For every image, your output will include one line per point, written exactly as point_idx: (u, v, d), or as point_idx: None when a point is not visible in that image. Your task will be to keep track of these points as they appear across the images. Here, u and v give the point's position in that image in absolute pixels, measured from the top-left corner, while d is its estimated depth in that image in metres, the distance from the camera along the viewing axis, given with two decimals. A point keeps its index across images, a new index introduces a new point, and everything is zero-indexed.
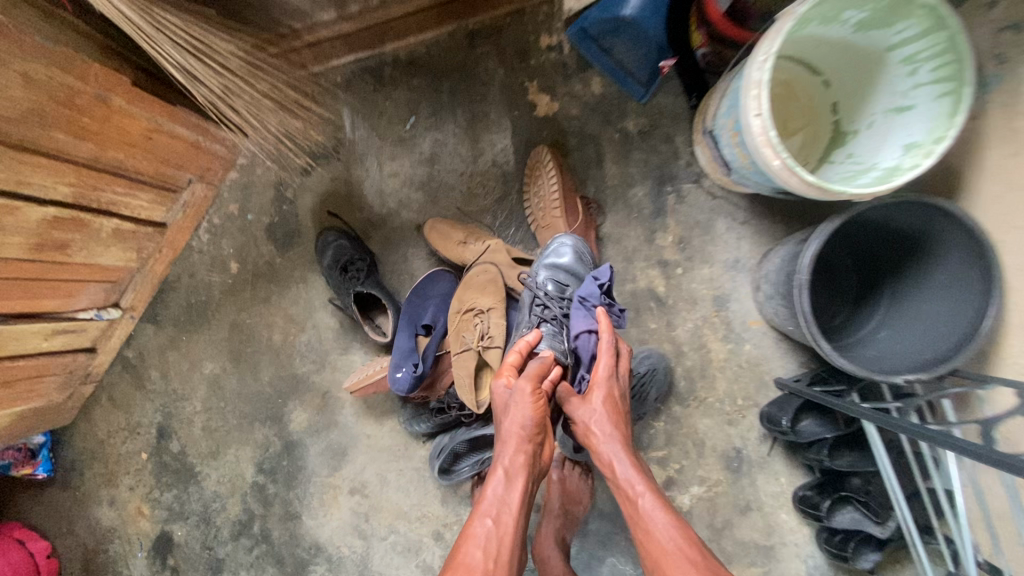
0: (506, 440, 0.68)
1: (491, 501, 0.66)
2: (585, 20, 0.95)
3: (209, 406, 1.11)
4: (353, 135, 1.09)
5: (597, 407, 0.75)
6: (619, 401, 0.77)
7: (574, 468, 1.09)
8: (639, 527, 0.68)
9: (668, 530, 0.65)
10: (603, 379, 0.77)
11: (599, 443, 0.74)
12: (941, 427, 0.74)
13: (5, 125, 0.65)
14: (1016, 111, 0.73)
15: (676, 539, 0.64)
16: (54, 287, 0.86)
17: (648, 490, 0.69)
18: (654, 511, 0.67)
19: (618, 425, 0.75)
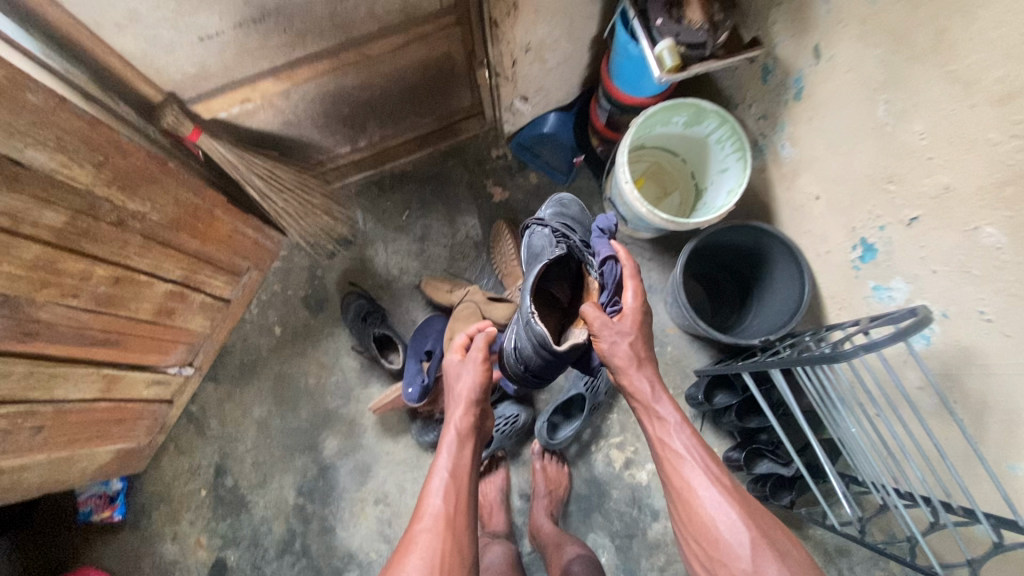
0: (457, 402, 0.93)
1: (451, 453, 0.88)
2: (520, 136, 1.48)
3: (258, 443, 1.39)
4: (364, 227, 1.51)
5: (631, 337, 0.93)
6: (641, 335, 0.96)
7: (552, 458, 1.37)
8: (670, 449, 0.91)
9: (692, 449, 0.90)
10: (633, 311, 0.95)
11: (635, 372, 0.94)
12: (781, 356, 1.07)
13: (159, 229, 1.03)
14: (781, 164, 1.19)
15: (698, 453, 0.89)
16: (159, 345, 1.19)
17: (681, 419, 0.92)
18: (679, 431, 0.91)
19: (646, 358, 0.96)
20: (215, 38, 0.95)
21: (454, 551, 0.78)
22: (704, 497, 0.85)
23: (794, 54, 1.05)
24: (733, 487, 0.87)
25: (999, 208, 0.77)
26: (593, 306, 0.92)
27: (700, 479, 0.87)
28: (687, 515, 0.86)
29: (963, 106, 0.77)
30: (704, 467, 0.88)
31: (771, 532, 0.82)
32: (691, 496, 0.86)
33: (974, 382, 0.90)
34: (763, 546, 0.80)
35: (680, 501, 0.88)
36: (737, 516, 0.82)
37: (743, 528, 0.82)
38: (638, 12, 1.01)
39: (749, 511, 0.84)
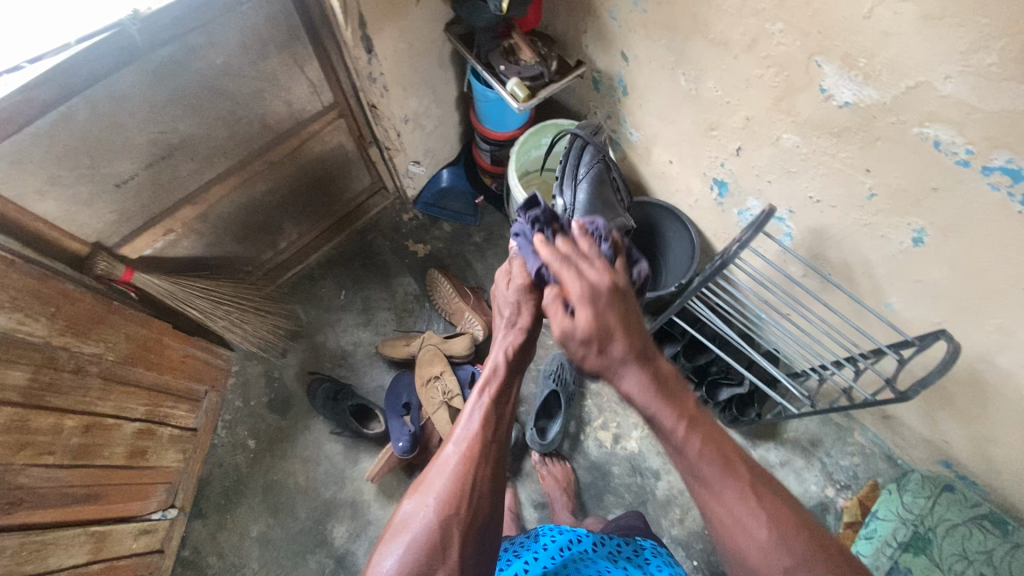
0: (513, 328, 0.89)
1: (494, 377, 0.84)
2: (423, 197, 1.70)
3: (264, 561, 1.35)
4: (308, 317, 1.58)
5: (598, 346, 0.70)
6: (620, 327, 0.70)
7: (552, 460, 1.45)
8: (691, 471, 0.68)
9: (708, 466, 0.67)
10: (586, 309, 0.70)
11: (617, 380, 0.71)
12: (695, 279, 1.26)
13: (116, 367, 1.07)
14: (635, 147, 1.47)
15: (713, 472, 0.67)
16: (137, 489, 1.17)
17: (690, 426, 0.68)
18: (689, 443, 0.68)
19: (630, 356, 0.70)
20: (131, 182, 1.06)
21: (483, 481, 0.74)
22: (729, 523, 0.65)
23: (609, 63, 1.34)
24: (750, 489, 0.66)
25: (785, 118, 1.04)
26: (549, 307, 0.73)
27: (724, 502, 0.66)
28: (719, 540, 0.67)
29: (730, 58, 1.05)
30: (726, 489, 0.66)
31: (788, 529, 0.64)
32: (719, 517, 0.66)
33: (832, 250, 1.14)
34: (784, 561, 0.63)
35: (710, 524, 0.68)
36: (764, 538, 0.64)
37: (771, 544, 0.63)
38: (484, 66, 1.25)
39: (769, 510, 0.65)
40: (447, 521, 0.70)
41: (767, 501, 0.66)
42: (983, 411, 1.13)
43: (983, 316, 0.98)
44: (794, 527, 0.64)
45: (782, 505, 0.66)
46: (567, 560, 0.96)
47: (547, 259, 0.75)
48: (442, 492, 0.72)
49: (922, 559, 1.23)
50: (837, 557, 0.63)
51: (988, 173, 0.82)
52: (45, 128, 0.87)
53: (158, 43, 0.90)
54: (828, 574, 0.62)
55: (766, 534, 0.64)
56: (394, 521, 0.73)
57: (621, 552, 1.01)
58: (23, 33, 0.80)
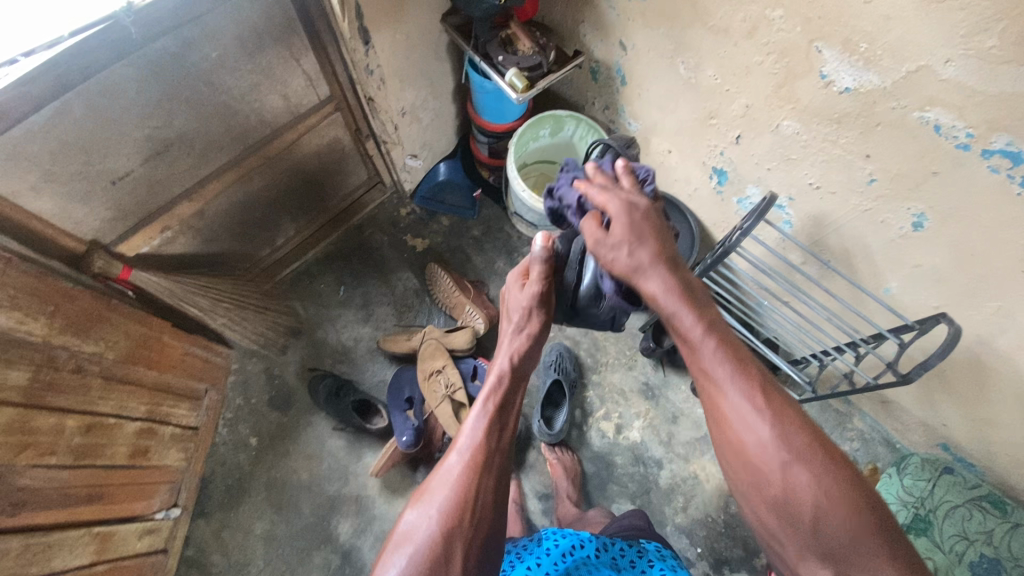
0: (519, 334, 0.88)
1: (498, 386, 0.82)
2: (421, 191, 1.69)
3: (270, 559, 1.34)
4: (307, 314, 1.57)
5: (630, 249, 0.72)
6: (650, 234, 0.73)
7: (561, 451, 1.45)
8: (699, 367, 0.68)
9: (718, 363, 0.67)
10: (623, 218, 0.73)
11: (641, 282, 0.72)
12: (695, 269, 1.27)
13: (116, 366, 1.06)
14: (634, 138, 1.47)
15: (724, 370, 0.66)
16: (140, 489, 1.16)
17: (708, 329, 0.68)
18: (702, 344, 0.68)
19: (657, 259, 0.72)
20: (127, 178, 1.05)
21: (487, 492, 0.73)
22: (731, 419, 0.65)
23: (607, 52, 1.34)
24: (758, 390, 0.65)
25: (785, 105, 1.04)
26: (585, 222, 0.75)
27: (731, 400, 0.65)
28: (719, 435, 0.67)
29: (730, 45, 1.05)
30: (732, 385, 0.66)
31: (790, 428, 0.63)
32: (726, 415, 0.66)
33: (832, 237, 1.15)
34: (785, 456, 0.62)
35: (715, 426, 0.68)
36: (767, 435, 0.63)
37: (771, 441, 0.63)
38: (482, 57, 1.25)
39: (774, 411, 0.64)
40: (450, 534, 0.69)
41: (776, 404, 0.65)
42: (982, 394, 1.14)
43: (983, 299, 0.99)
44: (797, 427, 0.63)
45: (789, 408, 0.65)
46: (567, 567, 0.97)
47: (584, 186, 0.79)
48: (444, 504, 0.70)
49: (923, 540, 1.25)
50: (839, 461, 0.63)
51: (988, 156, 0.83)
52: (39, 123, 0.86)
53: (154, 36, 0.89)
54: (826, 473, 0.61)
55: (770, 432, 0.63)
56: (395, 532, 0.71)
57: (624, 556, 1.00)
58: (13, 26, 0.78)
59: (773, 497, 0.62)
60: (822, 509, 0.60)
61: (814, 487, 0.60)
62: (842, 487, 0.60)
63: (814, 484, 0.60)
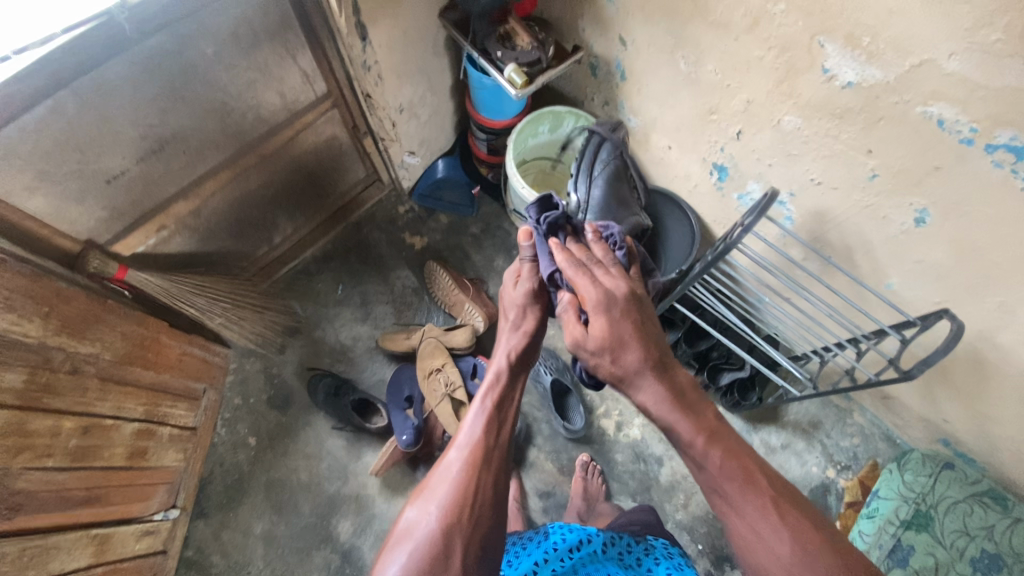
0: (515, 331, 0.89)
1: (496, 383, 0.84)
2: (419, 188, 1.68)
3: (270, 559, 1.34)
4: (305, 313, 1.56)
5: (612, 355, 0.77)
6: (631, 336, 0.77)
7: (595, 474, 1.43)
8: (709, 483, 0.73)
9: (727, 481, 0.71)
10: (601, 318, 0.78)
11: (631, 390, 0.78)
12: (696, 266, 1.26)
13: (113, 367, 1.05)
14: (633, 133, 1.46)
15: (733, 486, 0.70)
16: (138, 490, 1.15)
17: (708, 442, 0.73)
18: (709, 457, 0.72)
19: (643, 365, 0.76)
20: (122, 177, 1.04)
21: (486, 488, 0.73)
22: (750, 539, 0.68)
23: (606, 48, 1.32)
24: (772, 504, 0.68)
25: (786, 100, 1.04)
26: (567, 316, 0.82)
27: (742, 513, 0.69)
28: (745, 562, 0.69)
29: (731, 41, 1.04)
30: (745, 502, 0.69)
31: (805, 540, 0.66)
32: (743, 532, 0.69)
33: (833, 233, 1.15)
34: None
35: (735, 544, 0.70)
36: (785, 550, 0.65)
37: (789, 556, 0.65)
38: (480, 52, 1.24)
39: (791, 526, 0.67)
40: (449, 530, 0.68)
41: (791, 518, 0.67)
42: (983, 389, 1.14)
43: (985, 294, 0.99)
44: (814, 541, 0.66)
45: (806, 522, 0.67)
46: (575, 563, 0.96)
47: (562, 268, 0.83)
48: (444, 500, 0.70)
49: (924, 536, 1.24)
50: (865, 573, 0.63)
51: (991, 150, 0.82)
52: (33, 122, 0.84)
53: (148, 33, 0.88)
54: None
55: (791, 549, 0.65)
56: (395, 530, 0.71)
57: (629, 554, 1.01)
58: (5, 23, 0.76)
59: None
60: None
61: None
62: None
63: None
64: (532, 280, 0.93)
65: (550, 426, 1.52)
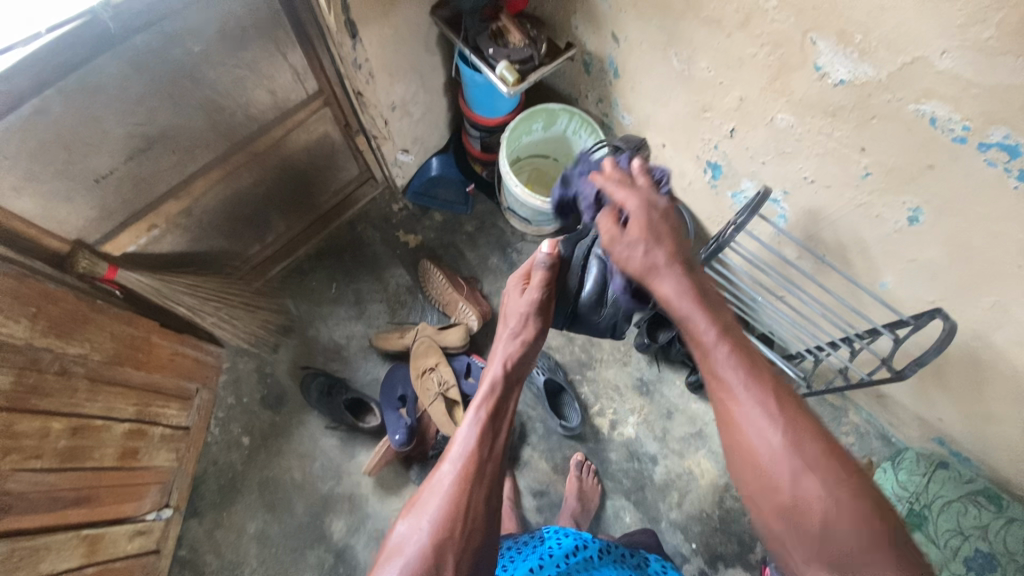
0: (512, 340, 0.89)
1: (491, 393, 0.83)
2: (413, 186, 1.67)
3: (263, 558, 1.34)
4: (299, 312, 1.56)
5: (646, 247, 0.73)
6: (667, 235, 0.74)
7: (589, 474, 1.43)
8: (709, 371, 0.66)
9: (732, 369, 0.64)
10: (641, 219, 0.75)
11: (654, 283, 0.72)
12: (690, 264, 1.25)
13: (102, 367, 1.04)
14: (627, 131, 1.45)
15: (735, 374, 0.64)
16: (130, 490, 1.15)
17: (720, 334, 0.66)
18: (714, 347, 0.66)
19: (672, 261, 0.72)
20: (110, 177, 1.03)
21: (479, 502, 0.71)
22: (742, 426, 0.62)
23: (600, 45, 1.31)
24: (774, 397, 0.62)
25: (779, 97, 1.03)
26: (602, 218, 0.77)
27: (741, 403, 0.63)
28: (730, 447, 0.64)
29: (723, 38, 1.03)
30: (745, 391, 0.63)
31: (803, 436, 0.60)
32: (737, 419, 0.63)
33: (827, 231, 1.14)
34: (798, 466, 0.59)
35: (724, 432, 0.65)
36: (779, 442, 0.60)
37: (782, 450, 0.59)
38: (471, 49, 1.23)
39: (789, 420, 0.61)
40: (441, 544, 0.67)
41: (790, 411, 0.62)
42: (977, 388, 1.13)
43: (979, 294, 0.98)
44: (813, 437, 0.60)
45: (805, 419, 0.61)
46: (571, 568, 0.95)
47: (604, 182, 0.82)
48: (437, 514, 0.68)
49: (918, 535, 1.26)
50: (861, 475, 0.58)
51: (984, 149, 0.81)
52: (18, 122, 0.84)
53: (134, 31, 0.87)
54: (844, 485, 0.57)
55: (784, 440, 0.60)
56: (388, 544, 0.70)
57: (625, 560, 1.02)
58: None
59: (782, 505, 0.59)
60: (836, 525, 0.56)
61: (827, 505, 0.56)
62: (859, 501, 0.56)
63: (827, 497, 0.56)
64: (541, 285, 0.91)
65: (545, 425, 1.52)
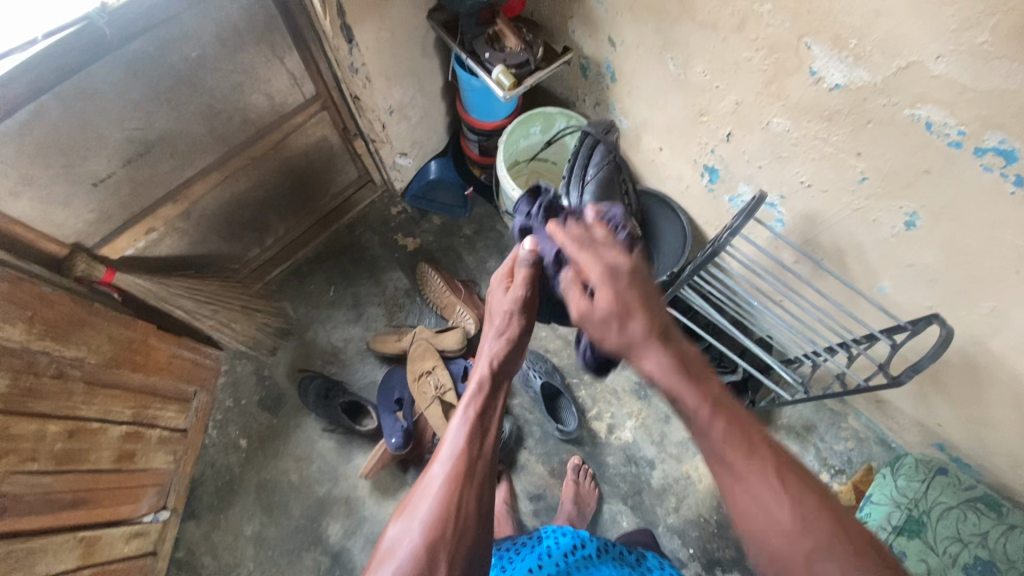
0: (499, 338, 0.89)
1: (479, 392, 0.83)
2: (411, 189, 1.68)
3: (260, 560, 1.34)
4: (297, 315, 1.56)
5: (619, 323, 0.71)
6: (637, 303, 0.72)
7: (586, 476, 1.43)
8: (710, 450, 0.63)
9: (729, 447, 0.62)
10: (607, 289, 0.73)
11: (636, 359, 0.70)
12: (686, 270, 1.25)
13: (99, 370, 1.05)
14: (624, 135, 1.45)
15: (736, 453, 0.61)
16: (127, 492, 1.16)
17: (713, 408, 0.64)
18: (711, 423, 0.63)
19: (649, 334, 0.70)
20: (108, 181, 1.04)
21: (470, 503, 0.70)
22: (749, 511, 0.60)
23: (596, 48, 1.31)
24: (776, 471, 0.60)
25: (774, 102, 1.02)
26: (570, 292, 0.77)
27: (746, 485, 0.60)
28: (741, 533, 0.61)
29: (718, 42, 1.03)
30: (747, 469, 0.60)
31: (809, 510, 0.58)
32: (744, 504, 0.60)
33: (824, 236, 1.13)
34: (811, 548, 0.56)
35: (730, 514, 0.62)
36: (789, 521, 0.58)
37: (791, 527, 0.58)
38: (468, 54, 1.23)
39: (795, 495, 0.59)
40: (433, 546, 0.66)
41: (794, 484, 0.60)
42: (977, 394, 1.12)
43: (976, 299, 0.97)
44: (819, 511, 0.58)
45: (810, 490, 0.60)
46: (571, 566, 0.95)
47: (565, 243, 0.80)
48: (427, 516, 0.68)
49: (917, 542, 1.22)
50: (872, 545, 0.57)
51: (980, 154, 0.81)
52: (15, 126, 0.84)
53: (130, 37, 0.87)
54: (858, 561, 0.55)
55: (792, 519, 0.58)
56: (380, 549, 0.69)
57: (625, 559, 1.02)
58: None
59: None
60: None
61: None
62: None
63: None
64: (525, 284, 0.91)
65: (542, 428, 1.52)
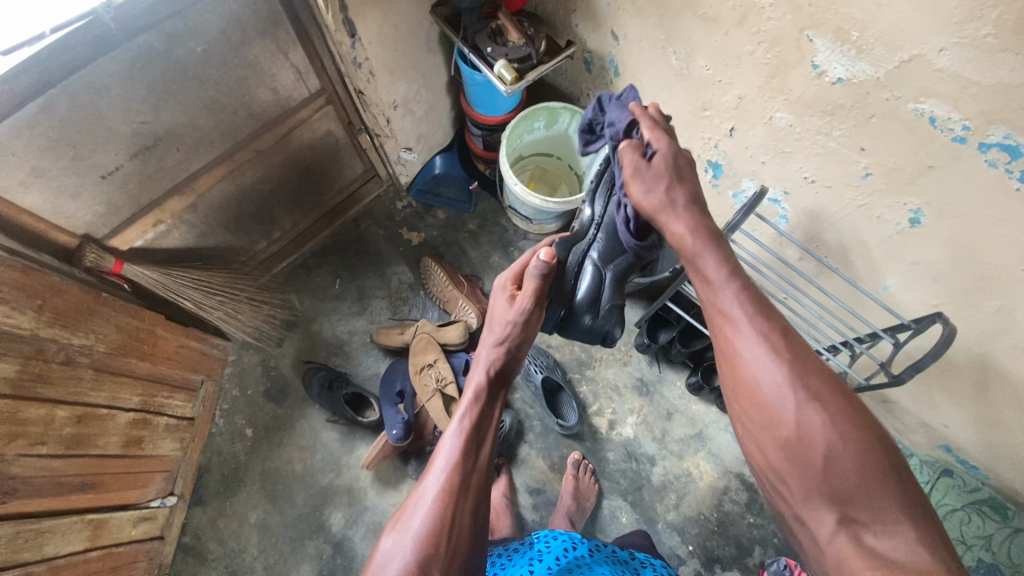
0: (498, 345, 0.89)
1: (476, 401, 0.83)
2: (416, 184, 1.68)
3: (264, 547, 1.37)
4: (303, 307, 1.58)
5: (667, 185, 0.73)
6: (691, 178, 0.74)
7: (586, 472, 1.43)
8: (718, 310, 0.67)
9: (738, 307, 0.65)
10: (667, 156, 0.75)
11: (669, 221, 0.73)
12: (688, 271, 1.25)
13: (107, 358, 1.07)
14: None
15: (744, 312, 0.65)
16: (135, 478, 1.19)
17: (732, 274, 0.67)
18: (727, 286, 0.67)
19: (691, 203, 0.73)
20: (117, 173, 1.06)
21: (465, 514, 0.71)
22: (749, 362, 0.62)
23: (600, 43, 1.31)
24: (777, 333, 0.63)
25: (777, 96, 1.01)
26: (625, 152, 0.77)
27: (746, 341, 0.63)
28: (737, 392, 0.64)
29: (720, 35, 1.02)
30: (751, 328, 0.63)
31: (805, 367, 0.60)
32: (742, 357, 0.63)
33: (828, 233, 1.12)
34: (802, 397, 0.59)
35: (727, 368, 0.65)
36: (782, 379, 0.60)
37: (786, 382, 0.60)
38: (470, 48, 1.23)
39: (792, 353, 0.61)
40: (425, 561, 0.66)
41: (793, 347, 0.62)
42: (983, 395, 1.10)
43: (982, 299, 0.96)
44: (814, 371, 0.60)
45: (807, 355, 0.62)
46: (563, 567, 0.95)
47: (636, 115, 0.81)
48: (420, 530, 0.68)
49: None
50: (861, 411, 0.58)
51: (985, 149, 0.79)
52: (25, 119, 0.87)
53: (137, 31, 0.89)
54: (841, 413, 0.57)
55: (787, 375, 0.60)
56: (371, 563, 0.68)
57: (617, 556, 1.03)
58: None
59: (785, 438, 0.59)
60: (837, 455, 0.56)
61: (830, 430, 0.56)
62: (864, 437, 0.56)
63: (830, 425, 0.57)
64: (530, 296, 0.91)
65: (542, 423, 1.52)
